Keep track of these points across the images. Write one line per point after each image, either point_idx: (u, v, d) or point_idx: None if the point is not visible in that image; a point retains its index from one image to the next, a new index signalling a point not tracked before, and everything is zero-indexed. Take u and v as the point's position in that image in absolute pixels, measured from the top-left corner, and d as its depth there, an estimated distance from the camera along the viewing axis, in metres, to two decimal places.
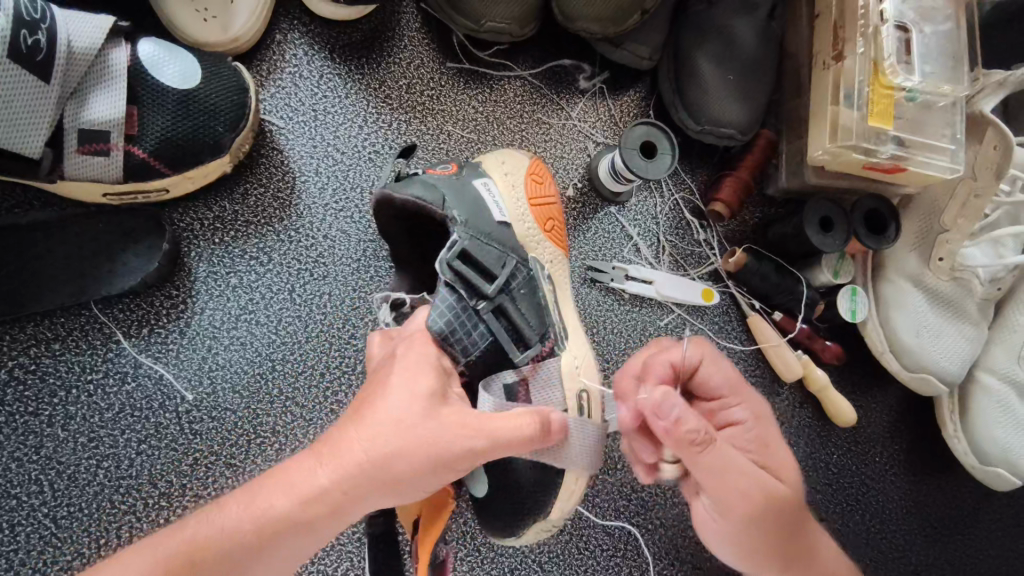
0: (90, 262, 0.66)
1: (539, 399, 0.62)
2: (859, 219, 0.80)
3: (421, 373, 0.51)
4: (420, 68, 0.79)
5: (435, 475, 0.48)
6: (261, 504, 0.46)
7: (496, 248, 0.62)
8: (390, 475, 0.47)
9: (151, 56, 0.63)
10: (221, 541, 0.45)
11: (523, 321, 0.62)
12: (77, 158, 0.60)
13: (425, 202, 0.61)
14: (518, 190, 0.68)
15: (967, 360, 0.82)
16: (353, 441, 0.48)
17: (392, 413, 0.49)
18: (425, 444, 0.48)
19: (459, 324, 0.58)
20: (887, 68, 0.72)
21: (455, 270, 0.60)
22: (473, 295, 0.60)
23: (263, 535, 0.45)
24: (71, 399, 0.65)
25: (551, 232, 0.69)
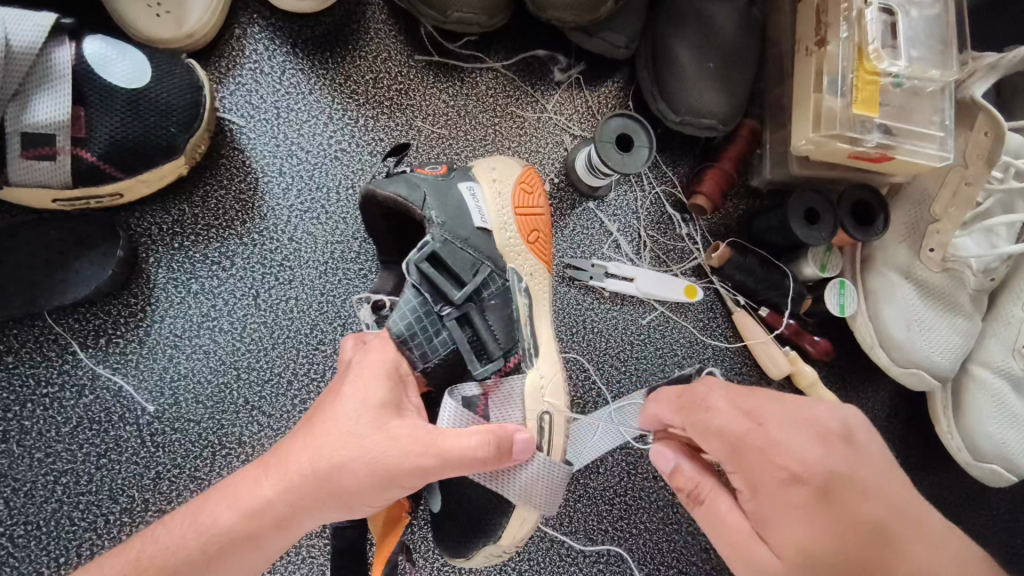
0: (42, 271, 0.63)
1: (498, 417, 0.59)
2: (846, 210, 0.77)
3: (373, 380, 0.51)
4: (387, 61, 0.76)
5: (378, 487, 0.47)
6: (209, 516, 0.47)
7: (469, 255, 0.60)
8: (332, 489, 0.47)
9: (97, 55, 0.60)
10: (164, 554, 0.46)
11: (489, 334, 0.59)
12: (22, 163, 0.58)
13: (407, 202, 0.59)
14: (504, 192, 0.64)
15: (959, 354, 0.80)
16: (300, 452, 0.48)
17: (337, 423, 0.49)
18: (367, 456, 0.47)
19: (418, 330, 0.57)
20: (871, 53, 0.70)
21: (423, 272, 0.58)
22: (439, 301, 0.58)
23: (206, 550, 0.46)
24: (25, 413, 0.63)
25: (534, 244, 0.63)
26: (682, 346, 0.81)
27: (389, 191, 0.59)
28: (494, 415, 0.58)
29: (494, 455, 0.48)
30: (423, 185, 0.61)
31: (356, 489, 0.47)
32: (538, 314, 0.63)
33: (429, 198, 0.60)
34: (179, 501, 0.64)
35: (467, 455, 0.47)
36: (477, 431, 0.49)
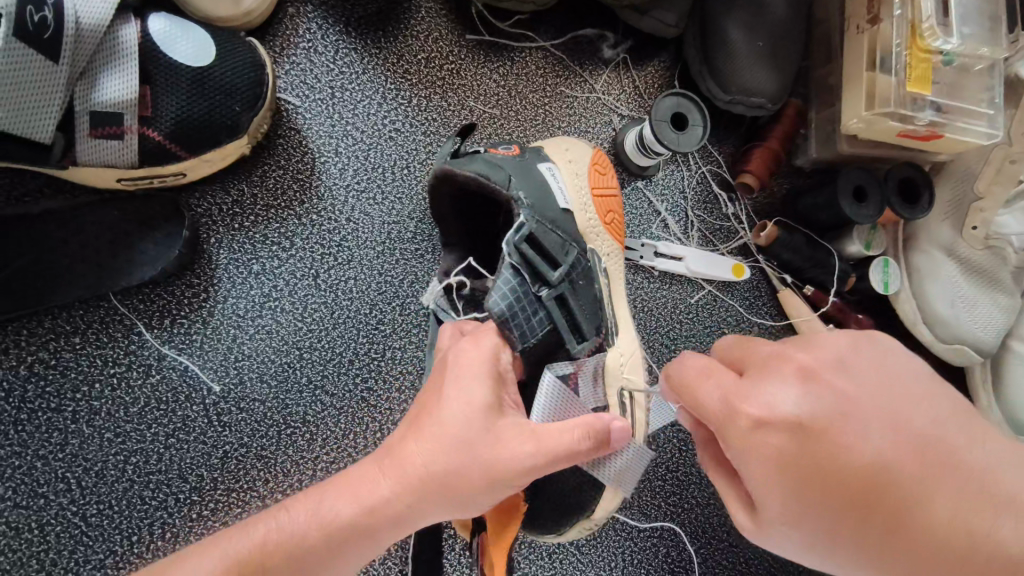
0: (108, 252, 0.63)
1: (586, 391, 0.61)
2: (894, 188, 0.78)
3: (478, 379, 0.52)
4: (439, 41, 0.76)
5: (493, 486, 0.48)
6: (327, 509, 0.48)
7: (560, 236, 0.63)
8: (448, 485, 0.48)
9: (163, 31, 0.60)
10: (284, 545, 0.46)
11: (583, 314, 0.62)
12: (89, 142, 0.57)
13: (486, 181, 0.60)
14: (580, 177, 0.67)
15: (1001, 330, 0.81)
16: (416, 450, 0.49)
17: (449, 420, 0.50)
18: (484, 457, 0.48)
19: (521, 310, 0.58)
20: (927, 29, 0.70)
21: (522, 253, 0.60)
22: (536, 281, 0.60)
23: (328, 542, 0.47)
24: (94, 394, 0.63)
25: (610, 224, 0.69)
26: (729, 325, 0.82)
27: (469, 169, 0.60)
28: (583, 390, 0.61)
29: (593, 446, 0.50)
30: (502, 165, 0.62)
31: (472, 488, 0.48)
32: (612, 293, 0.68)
33: (509, 179, 0.61)
34: (245, 479, 0.64)
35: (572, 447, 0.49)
36: (575, 423, 0.50)
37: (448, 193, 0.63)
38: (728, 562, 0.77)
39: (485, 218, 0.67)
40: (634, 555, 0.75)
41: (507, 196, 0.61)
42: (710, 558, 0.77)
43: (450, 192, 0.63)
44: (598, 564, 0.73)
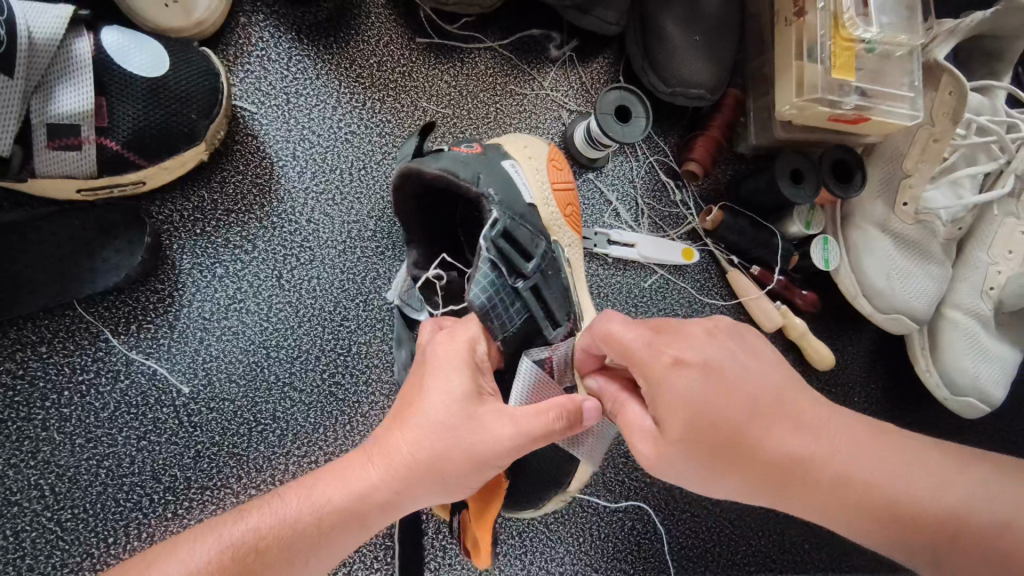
0: (70, 261, 0.64)
1: (562, 375, 0.64)
2: (828, 170, 0.82)
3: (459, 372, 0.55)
4: (389, 45, 0.79)
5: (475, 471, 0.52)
6: (320, 499, 0.51)
7: (530, 229, 0.65)
8: (432, 470, 0.51)
9: (116, 45, 0.61)
10: (280, 532, 0.49)
11: (556, 303, 0.66)
12: (48, 153, 0.59)
13: (454, 180, 0.62)
14: (540, 171, 0.71)
15: (935, 298, 0.87)
16: (401, 439, 0.52)
17: (432, 410, 0.53)
18: (467, 443, 0.51)
19: (499, 304, 0.60)
20: (847, 21, 0.75)
21: (498, 248, 0.61)
22: (511, 274, 0.62)
23: (321, 529, 0.50)
24: (63, 401, 0.64)
25: (570, 217, 0.72)
26: (682, 306, 0.86)
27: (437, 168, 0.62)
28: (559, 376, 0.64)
29: (568, 425, 0.53)
30: (468, 163, 0.64)
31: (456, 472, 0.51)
32: (574, 279, 0.72)
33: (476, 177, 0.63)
34: (218, 477, 0.66)
35: (550, 429, 0.52)
36: (552, 405, 0.53)
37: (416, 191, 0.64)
38: (691, 531, 0.81)
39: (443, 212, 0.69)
40: (601, 529, 0.78)
41: (477, 192, 0.62)
42: (673, 528, 0.81)
43: (417, 189, 0.64)
44: (567, 540, 0.77)
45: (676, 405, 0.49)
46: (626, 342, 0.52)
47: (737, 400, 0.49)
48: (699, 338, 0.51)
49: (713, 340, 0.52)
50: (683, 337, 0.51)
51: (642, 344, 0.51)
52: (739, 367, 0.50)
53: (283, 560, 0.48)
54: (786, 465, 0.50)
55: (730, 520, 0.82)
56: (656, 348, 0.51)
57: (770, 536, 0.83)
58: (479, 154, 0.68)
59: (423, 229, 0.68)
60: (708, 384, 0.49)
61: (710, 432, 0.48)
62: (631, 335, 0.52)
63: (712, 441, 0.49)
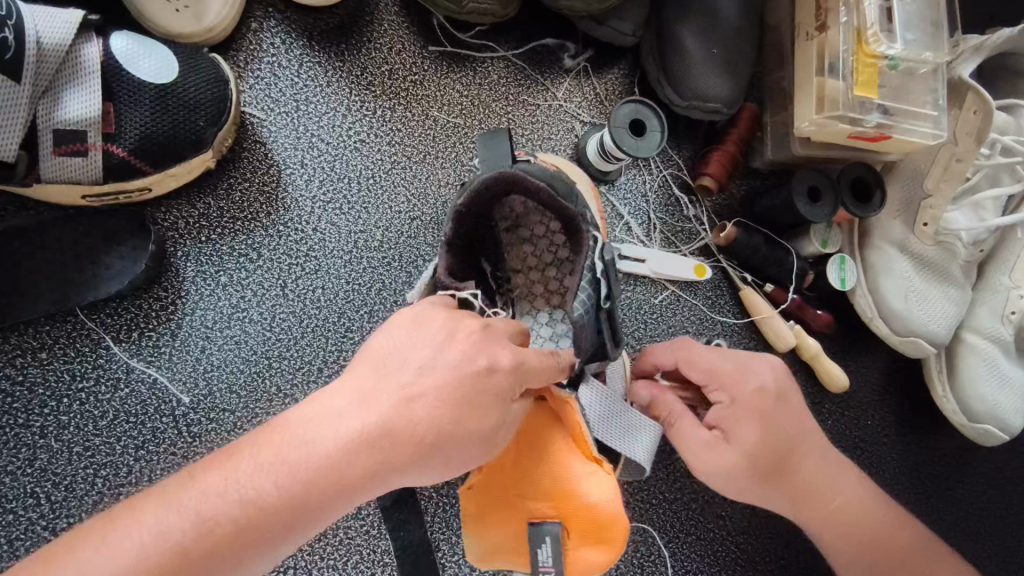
0: (73, 268, 0.64)
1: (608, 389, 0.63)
2: (846, 189, 0.80)
3: (405, 339, 0.45)
4: (401, 53, 0.78)
5: (427, 458, 0.43)
6: (247, 483, 0.42)
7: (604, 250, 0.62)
8: (375, 452, 0.42)
9: (124, 50, 0.61)
10: (213, 521, 0.40)
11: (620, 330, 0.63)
12: (54, 160, 0.58)
13: (553, 194, 0.59)
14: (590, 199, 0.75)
15: (953, 322, 0.84)
16: (330, 412, 0.43)
17: (370, 383, 0.44)
18: (415, 416, 0.42)
19: (589, 319, 0.57)
20: (871, 37, 0.73)
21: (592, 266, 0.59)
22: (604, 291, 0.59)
23: (256, 520, 0.41)
24: (62, 408, 0.64)
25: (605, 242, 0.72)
26: (692, 324, 0.85)
27: (540, 178, 0.58)
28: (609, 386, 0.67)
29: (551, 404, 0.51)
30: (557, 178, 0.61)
31: (405, 452, 0.42)
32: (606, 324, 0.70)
33: (570, 190, 0.60)
34: None
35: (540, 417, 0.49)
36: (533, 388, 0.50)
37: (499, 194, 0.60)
38: (695, 555, 0.79)
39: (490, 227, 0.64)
40: None
41: (576, 211, 0.59)
42: (678, 551, 0.79)
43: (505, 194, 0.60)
44: None
45: (743, 427, 0.62)
46: (715, 368, 0.66)
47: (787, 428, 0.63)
48: (765, 375, 0.65)
49: (784, 382, 0.66)
50: (750, 372, 0.65)
51: (720, 369, 0.65)
52: (787, 411, 0.64)
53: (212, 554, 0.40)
54: (808, 483, 0.64)
55: (735, 544, 0.81)
56: (737, 380, 0.65)
57: (777, 561, 0.81)
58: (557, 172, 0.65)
59: (468, 248, 0.61)
60: (765, 416, 0.63)
61: (764, 450, 0.62)
62: (715, 363, 0.66)
63: (765, 455, 0.62)
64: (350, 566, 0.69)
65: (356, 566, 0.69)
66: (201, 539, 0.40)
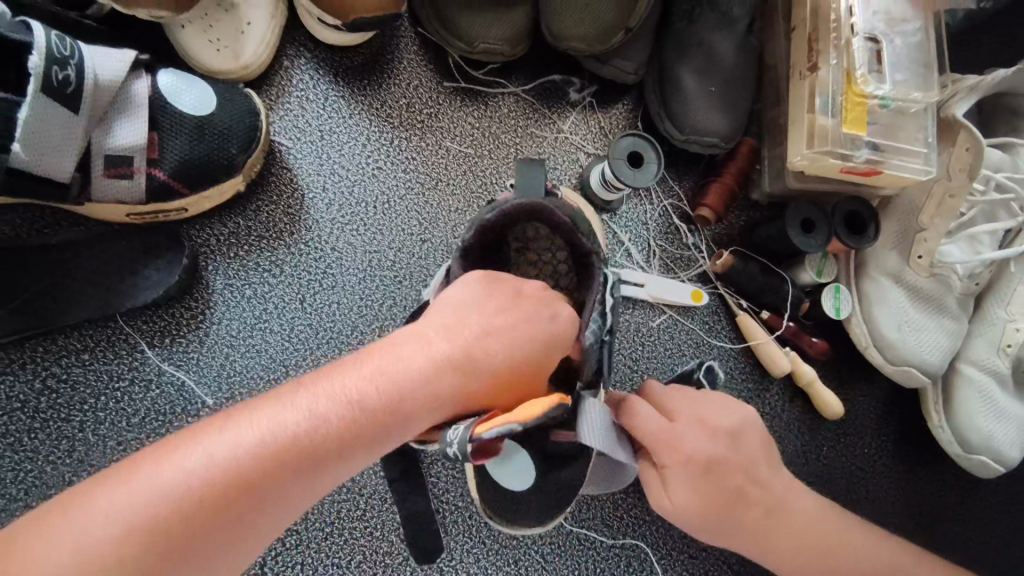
0: (116, 278, 0.71)
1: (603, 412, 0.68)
2: (841, 220, 0.83)
3: (489, 298, 0.56)
4: (419, 88, 0.84)
5: (477, 397, 0.52)
6: (329, 406, 0.48)
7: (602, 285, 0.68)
8: (441, 386, 0.51)
9: (170, 85, 0.68)
10: (318, 418, 0.47)
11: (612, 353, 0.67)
12: (103, 181, 0.66)
13: (576, 229, 0.61)
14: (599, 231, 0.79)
15: (947, 353, 0.86)
16: (402, 351, 0.52)
17: (455, 322, 0.54)
18: (481, 355, 0.53)
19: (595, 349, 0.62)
20: (859, 77, 0.78)
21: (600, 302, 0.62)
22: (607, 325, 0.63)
23: (356, 422, 0.48)
24: (100, 405, 0.70)
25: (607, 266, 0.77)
26: (689, 347, 0.88)
27: (566, 213, 0.60)
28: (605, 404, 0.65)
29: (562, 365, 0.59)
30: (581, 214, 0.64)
31: (479, 375, 0.53)
32: None
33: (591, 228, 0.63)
34: None
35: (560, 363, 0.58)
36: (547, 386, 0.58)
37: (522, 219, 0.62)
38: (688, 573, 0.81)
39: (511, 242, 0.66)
40: (598, 563, 0.80)
41: (592, 249, 0.62)
42: (670, 567, 0.81)
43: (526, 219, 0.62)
44: (562, 572, 0.78)
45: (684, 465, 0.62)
46: (652, 434, 0.62)
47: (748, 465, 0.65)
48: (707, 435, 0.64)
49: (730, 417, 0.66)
50: (686, 436, 0.63)
51: (660, 430, 0.63)
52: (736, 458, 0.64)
53: (313, 450, 0.46)
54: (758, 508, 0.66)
55: (727, 564, 0.83)
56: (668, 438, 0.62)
57: None
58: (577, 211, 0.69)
59: (486, 258, 0.65)
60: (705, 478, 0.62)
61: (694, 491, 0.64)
62: (651, 428, 0.62)
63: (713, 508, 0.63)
64: (354, 566, 0.73)
65: (359, 566, 0.73)
66: (308, 433, 0.46)
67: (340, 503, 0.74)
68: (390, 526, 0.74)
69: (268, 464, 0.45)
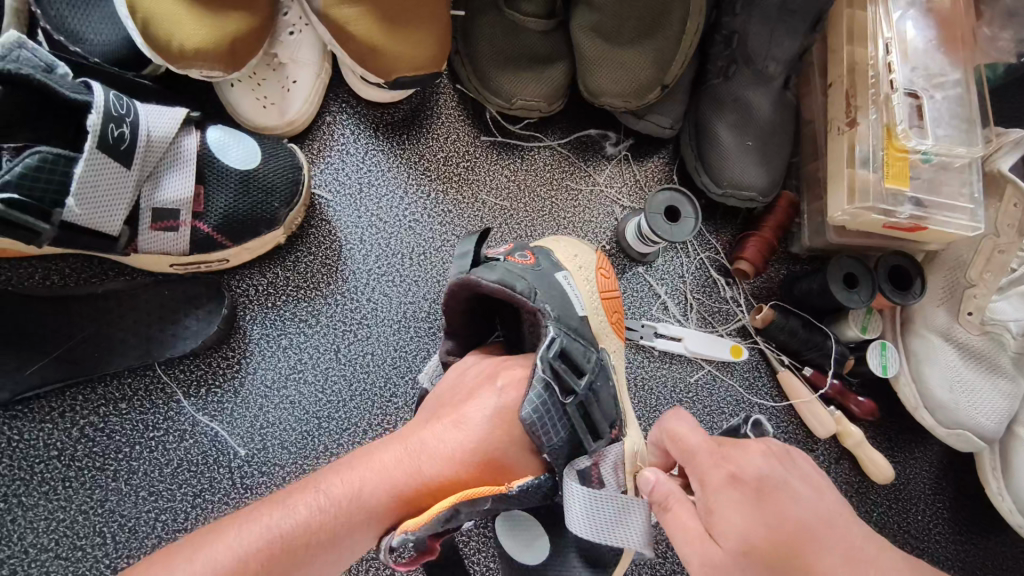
0: (157, 326, 0.72)
1: (610, 479, 0.61)
2: (884, 275, 0.81)
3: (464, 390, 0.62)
4: (456, 142, 0.86)
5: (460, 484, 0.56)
6: (326, 497, 0.53)
7: (583, 344, 0.63)
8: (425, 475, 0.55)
9: (218, 141, 0.71)
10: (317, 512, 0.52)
11: (601, 415, 0.62)
12: (150, 233, 0.67)
13: (507, 291, 0.61)
14: (589, 278, 0.71)
15: (1003, 416, 0.82)
16: (390, 455, 0.56)
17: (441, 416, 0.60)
18: (456, 448, 0.56)
19: (548, 419, 0.58)
20: (900, 133, 0.75)
21: (554, 368, 0.59)
22: (560, 389, 0.59)
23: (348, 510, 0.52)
24: (134, 454, 0.70)
25: (615, 324, 0.73)
26: (728, 404, 0.85)
27: (492, 279, 0.61)
28: (608, 481, 0.60)
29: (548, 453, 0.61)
30: (522, 276, 0.64)
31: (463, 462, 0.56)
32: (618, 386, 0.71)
33: (530, 288, 0.62)
34: None
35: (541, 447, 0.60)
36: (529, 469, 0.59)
37: (463, 297, 0.64)
38: None
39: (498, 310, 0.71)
40: None
41: (532, 306, 0.62)
42: None
43: (466, 296, 0.64)
44: None
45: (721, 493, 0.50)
46: (697, 444, 0.55)
47: (789, 515, 0.48)
48: (760, 454, 0.52)
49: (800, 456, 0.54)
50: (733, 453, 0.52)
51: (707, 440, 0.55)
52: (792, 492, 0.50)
53: (309, 542, 0.51)
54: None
55: None
56: (715, 459, 0.53)
57: None
58: (532, 266, 0.68)
59: (473, 330, 0.70)
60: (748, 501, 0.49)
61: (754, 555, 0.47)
62: (695, 438, 0.55)
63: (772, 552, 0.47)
64: None
65: None
66: (301, 529, 0.51)
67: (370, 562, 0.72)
68: None
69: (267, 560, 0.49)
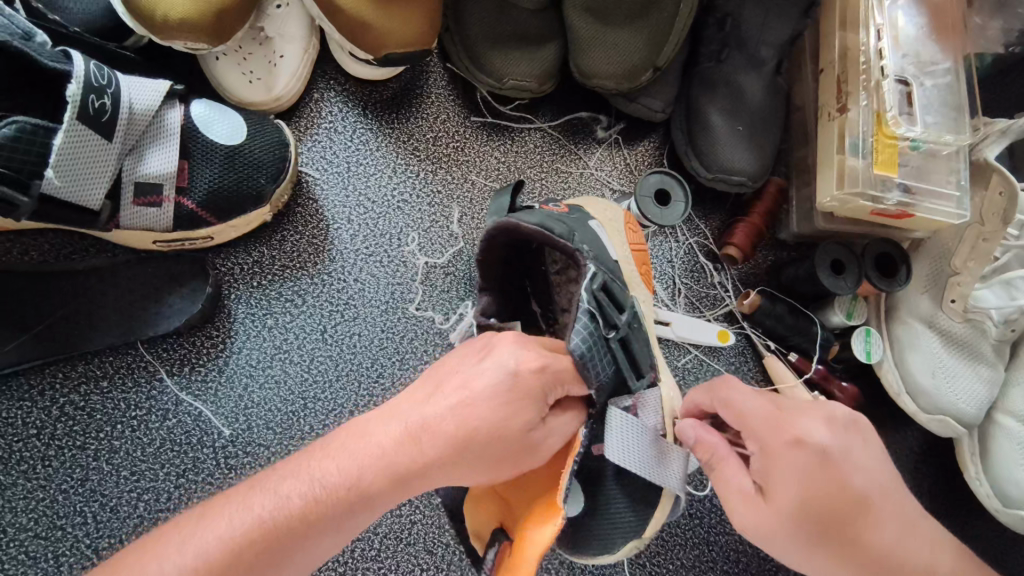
0: (139, 304, 0.71)
1: (652, 420, 0.62)
2: (870, 262, 0.81)
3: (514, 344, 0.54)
4: (446, 123, 0.85)
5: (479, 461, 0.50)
6: (288, 486, 0.47)
7: (620, 283, 0.65)
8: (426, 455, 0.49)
9: (203, 116, 0.69)
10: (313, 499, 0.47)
11: (641, 352, 0.65)
12: (132, 209, 0.66)
13: (550, 235, 0.62)
14: (620, 233, 0.73)
15: (983, 402, 0.82)
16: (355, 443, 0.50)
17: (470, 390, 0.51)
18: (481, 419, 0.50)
19: (596, 352, 0.57)
20: (890, 119, 0.75)
21: (597, 299, 0.60)
22: (604, 324, 0.60)
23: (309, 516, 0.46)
24: (116, 433, 0.69)
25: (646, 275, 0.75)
26: None
27: (534, 223, 0.61)
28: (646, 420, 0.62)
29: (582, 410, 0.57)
30: (561, 220, 0.65)
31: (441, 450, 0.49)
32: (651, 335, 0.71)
33: (569, 231, 0.63)
34: None
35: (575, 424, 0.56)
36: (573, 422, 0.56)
37: (506, 242, 0.63)
38: None
39: (528, 267, 0.71)
40: None
41: (572, 248, 0.62)
42: None
43: (504, 242, 0.63)
44: None
45: (788, 460, 0.52)
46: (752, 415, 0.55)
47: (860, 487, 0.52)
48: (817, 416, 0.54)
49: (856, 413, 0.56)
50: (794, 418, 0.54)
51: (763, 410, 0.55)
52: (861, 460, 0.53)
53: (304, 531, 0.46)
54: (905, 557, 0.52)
55: None
56: (772, 428, 0.54)
57: None
58: (567, 214, 0.69)
59: (510, 291, 0.69)
60: (819, 469, 0.51)
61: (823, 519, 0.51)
62: (751, 409, 0.55)
63: (838, 517, 0.51)
64: None
65: None
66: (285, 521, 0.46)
67: (353, 544, 0.71)
68: (404, 568, 0.71)
69: (252, 548, 0.45)
